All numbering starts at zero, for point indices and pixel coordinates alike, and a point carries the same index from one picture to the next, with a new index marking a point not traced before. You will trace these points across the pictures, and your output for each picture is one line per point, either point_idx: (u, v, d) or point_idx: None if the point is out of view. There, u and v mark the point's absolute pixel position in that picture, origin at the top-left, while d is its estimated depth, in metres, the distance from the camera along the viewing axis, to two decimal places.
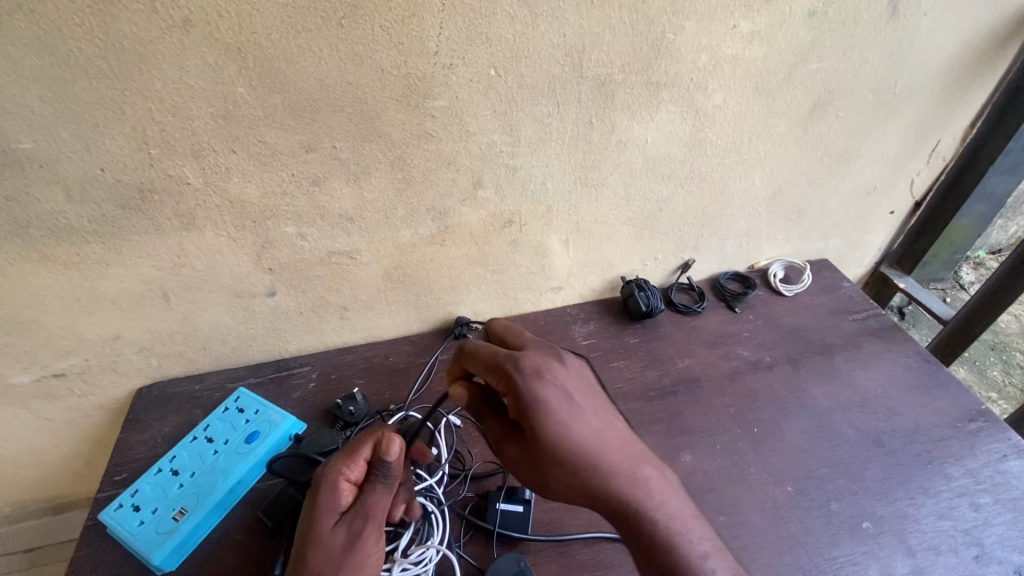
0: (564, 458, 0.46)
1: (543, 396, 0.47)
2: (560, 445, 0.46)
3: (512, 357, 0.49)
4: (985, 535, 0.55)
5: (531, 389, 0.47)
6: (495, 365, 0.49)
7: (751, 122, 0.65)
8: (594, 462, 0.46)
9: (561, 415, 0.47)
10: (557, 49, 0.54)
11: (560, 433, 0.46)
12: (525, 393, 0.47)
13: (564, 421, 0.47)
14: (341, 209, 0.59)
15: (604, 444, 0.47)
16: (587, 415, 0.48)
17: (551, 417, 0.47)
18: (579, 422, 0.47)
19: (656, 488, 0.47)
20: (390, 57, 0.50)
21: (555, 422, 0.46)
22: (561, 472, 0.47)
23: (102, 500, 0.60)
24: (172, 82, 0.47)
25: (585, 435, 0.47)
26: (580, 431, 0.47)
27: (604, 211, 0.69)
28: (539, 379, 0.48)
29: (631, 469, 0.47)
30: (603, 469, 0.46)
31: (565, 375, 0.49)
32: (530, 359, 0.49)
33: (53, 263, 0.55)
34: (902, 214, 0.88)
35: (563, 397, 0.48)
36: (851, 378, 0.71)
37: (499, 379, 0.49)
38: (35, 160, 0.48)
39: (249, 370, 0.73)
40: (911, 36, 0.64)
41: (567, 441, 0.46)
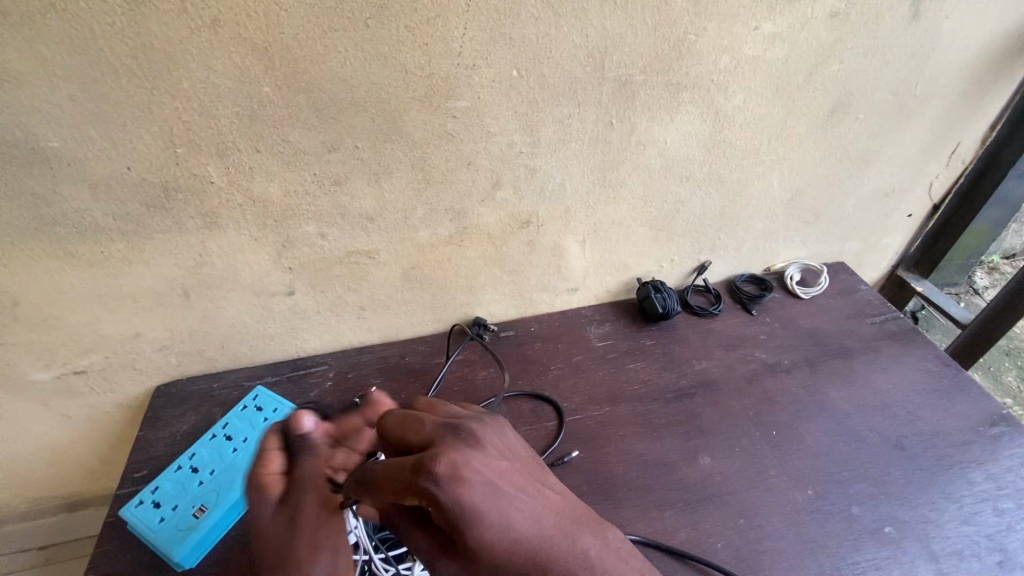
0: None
1: (467, 506, 0.36)
2: (502, 556, 0.35)
3: (419, 464, 0.37)
4: (1008, 541, 0.55)
5: (453, 506, 0.36)
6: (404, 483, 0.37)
7: (771, 123, 0.65)
8: (543, 574, 0.36)
9: (495, 513, 0.36)
10: (580, 49, 0.54)
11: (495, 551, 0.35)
12: (444, 502, 0.36)
13: (497, 530, 0.36)
14: (362, 209, 0.60)
15: (555, 529, 0.38)
16: (520, 516, 0.37)
17: (483, 521, 0.36)
18: (514, 526, 0.36)
19: (623, 566, 0.38)
20: (414, 57, 0.50)
21: (485, 535, 0.35)
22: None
23: (122, 496, 0.60)
24: (200, 82, 0.48)
25: (529, 537, 0.37)
26: (521, 533, 0.36)
27: (622, 212, 0.69)
28: (459, 481, 0.36)
29: (591, 557, 0.38)
30: (558, 574, 0.36)
31: (482, 463, 0.38)
32: (443, 452, 0.38)
33: (77, 260, 0.55)
34: (919, 217, 0.87)
35: (489, 492, 0.37)
36: (870, 382, 0.70)
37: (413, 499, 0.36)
38: (63, 158, 0.49)
39: (267, 368, 0.73)
40: (932, 38, 0.64)
41: (506, 545, 0.36)
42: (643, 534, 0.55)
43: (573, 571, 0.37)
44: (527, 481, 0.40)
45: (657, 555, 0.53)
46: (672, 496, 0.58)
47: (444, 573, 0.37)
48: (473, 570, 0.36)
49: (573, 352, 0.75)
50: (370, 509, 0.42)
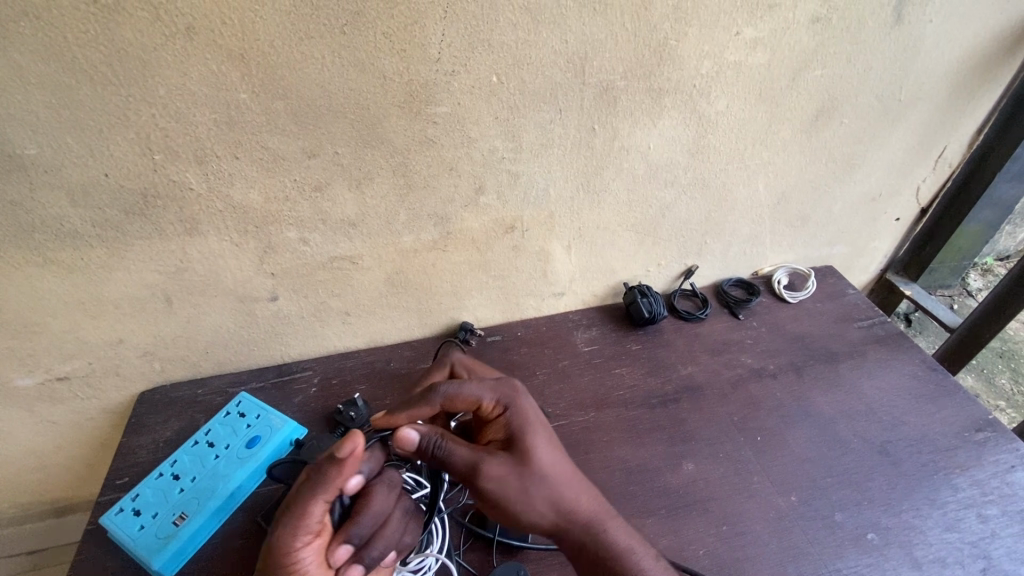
0: (549, 481, 0.46)
1: (531, 415, 0.49)
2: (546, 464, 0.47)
3: (501, 382, 0.50)
4: (992, 547, 0.55)
5: (526, 414, 0.48)
6: (489, 389, 0.49)
7: (756, 127, 0.65)
8: (570, 484, 0.47)
9: (545, 431, 0.49)
10: (560, 55, 0.54)
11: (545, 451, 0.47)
12: (519, 409, 0.48)
13: (549, 442, 0.48)
14: (343, 214, 0.59)
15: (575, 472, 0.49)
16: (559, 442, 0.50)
17: (538, 433, 0.48)
18: (557, 442, 0.49)
19: (609, 508, 0.49)
20: (392, 63, 0.50)
21: (543, 440, 0.48)
22: (546, 495, 0.46)
23: (103, 504, 0.60)
24: (176, 88, 0.47)
25: (560, 462, 0.48)
26: (558, 452, 0.48)
27: (607, 217, 0.69)
28: (528, 396, 0.50)
29: (592, 493, 0.49)
30: (579, 493, 0.47)
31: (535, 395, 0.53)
32: (511, 383, 0.50)
33: (57, 267, 0.55)
34: (908, 220, 0.87)
35: (543, 418, 0.50)
36: (856, 387, 0.70)
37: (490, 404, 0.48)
38: (40, 166, 0.48)
39: (251, 374, 0.73)
40: (916, 42, 0.64)
41: (549, 460, 0.47)
42: None
43: (586, 495, 0.48)
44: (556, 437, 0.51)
45: None
46: (655, 502, 0.58)
47: (495, 468, 0.45)
48: (526, 466, 0.46)
49: (559, 357, 0.75)
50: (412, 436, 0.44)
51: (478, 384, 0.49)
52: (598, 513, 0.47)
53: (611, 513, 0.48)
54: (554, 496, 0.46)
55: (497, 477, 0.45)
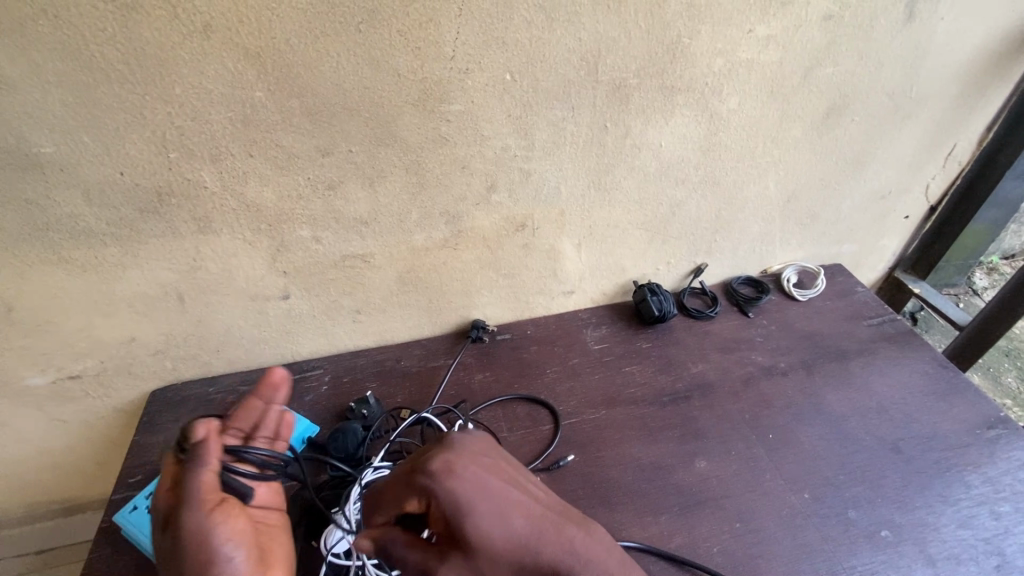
0: (504, 561, 0.40)
1: (458, 494, 0.42)
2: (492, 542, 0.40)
3: (416, 470, 0.44)
4: (1006, 544, 0.54)
5: (446, 501, 0.41)
6: (409, 486, 0.44)
7: (766, 125, 0.65)
8: (528, 548, 0.40)
9: (481, 500, 0.42)
10: (573, 53, 0.54)
11: (485, 532, 0.40)
12: (442, 493, 0.42)
13: (484, 519, 0.41)
14: (356, 213, 0.60)
15: (542, 526, 0.41)
16: (508, 495, 0.43)
17: (473, 509, 0.41)
18: (496, 509, 0.41)
19: (608, 551, 0.41)
20: (407, 61, 0.50)
21: (476, 521, 0.41)
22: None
23: (117, 501, 0.60)
24: (192, 87, 0.48)
25: (517, 525, 0.41)
26: (500, 523, 0.41)
27: (617, 215, 0.69)
28: (450, 475, 0.43)
29: (566, 541, 0.41)
30: (541, 554, 0.40)
31: (466, 459, 0.44)
32: (429, 459, 0.44)
33: (72, 265, 0.55)
34: (917, 218, 0.87)
35: (478, 483, 0.43)
36: (866, 384, 0.70)
37: (416, 494, 0.43)
38: (56, 164, 0.49)
39: (262, 373, 0.73)
40: (928, 40, 0.64)
41: (494, 535, 0.40)
42: (639, 538, 0.55)
43: (555, 552, 0.40)
44: (516, 483, 0.45)
45: (652, 560, 0.53)
46: (668, 500, 0.58)
47: (444, 572, 0.40)
48: (469, 559, 0.40)
49: (569, 355, 0.75)
50: (363, 542, 0.43)
51: (397, 480, 0.45)
52: (578, 567, 0.40)
53: (601, 561, 0.40)
54: (517, 570, 0.40)
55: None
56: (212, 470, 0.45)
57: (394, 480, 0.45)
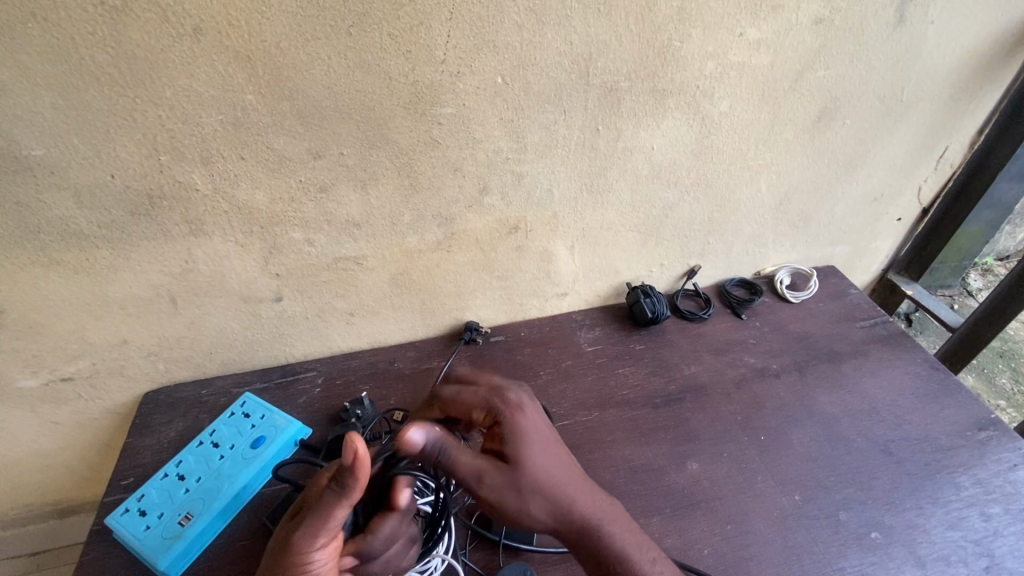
0: (547, 495, 0.44)
1: (528, 427, 0.46)
2: (543, 477, 0.44)
3: (495, 390, 0.49)
4: (995, 546, 0.55)
5: (517, 425, 0.46)
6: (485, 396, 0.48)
7: (758, 128, 0.65)
8: (570, 497, 0.45)
9: (542, 442, 0.46)
10: (564, 56, 0.54)
11: (541, 460, 0.45)
12: (515, 420, 0.46)
13: (543, 452, 0.46)
14: (349, 215, 0.60)
15: (581, 484, 0.47)
16: (560, 450, 0.48)
17: (535, 443, 0.46)
18: (554, 450, 0.47)
19: (624, 523, 0.46)
20: (397, 65, 0.50)
21: (537, 454, 0.45)
22: (542, 503, 0.44)
23: (108, 504, 0.60)
24: (182, 90, 0.48)
25: (563, 473, 0.46)
26: (554, 460, 0.46)
27: (610, 217, 0.69)
28: (523, 411, 0.47)
29: (596, 503, 0.46)
30: (575, 503, 0.45)
31: (533, 406, 0.50)
32: (506, 391, 0.49)
33: (63, 268, 0.55)
34: (909, 220, 0.88)
35: (542, 425, 0.48)
36: (858, 386, 0.71)
37: (484, 412, 0.47)
38: (46, 167, 0.49)
39: (256, 374, 0.73)
40: (918, 43, 0.64)
41: (546, 471, 0.45)
42: None
43: (588, 503, 0.45)
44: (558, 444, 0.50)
45: None
46: (659, 502, 0.58)
47: (496, 481, 0.43)
48: (522, 475, 0.44)
49: (563, 357, 0.75)
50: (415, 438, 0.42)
51: (477, 388, 0.49)
52: (603, 523, 0.45)
53: (619, 519, 0.46)
54: (554, 511, 0.44)
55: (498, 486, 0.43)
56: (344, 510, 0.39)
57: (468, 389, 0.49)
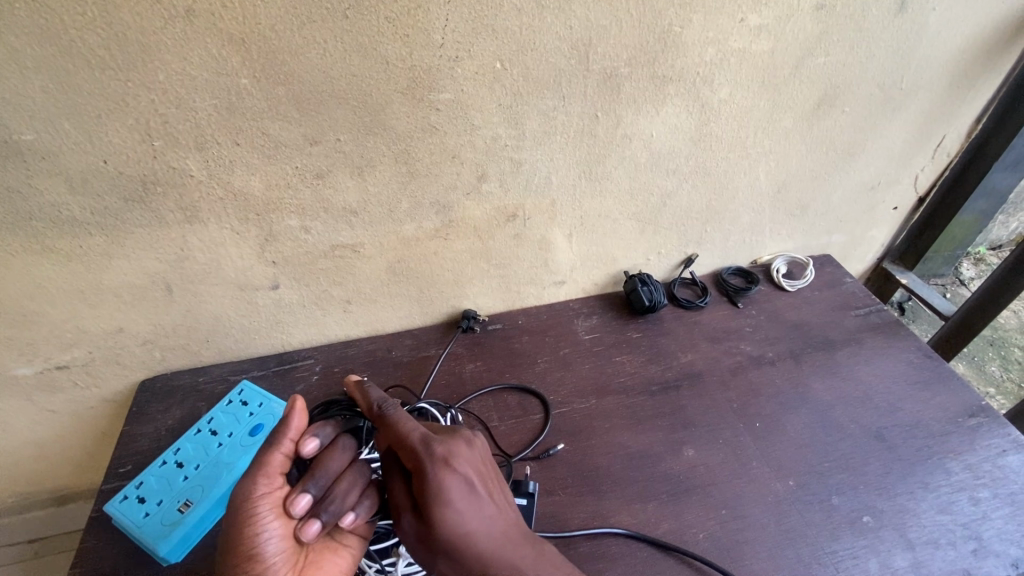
0: (456, 553, 0.43)
1: (441, 487, 0.43)
2: (453, 537, 0.43)
3: (426, 436, 0.45)
4: (983, 529, 0.56)
5: (435, 483, 0.43)
6: (414, 440, 0.45)
7: (757, 116, 0.65)
8: (482, 560, 0.43)
9: (458, 503, 0.43)
10: (564, 41, 0.53)
11: (455, 521, 0.43)
12: (426, 479, 0.43)
13: (461, 512, 0.43)
14: (345, 202, 0.59)
15: (502, 542, 0.44)
16: (484, 507, 0.45)
17: (448, 505, 0.43)
18: (474, 508, 0.44)
19: None
20: (395, 49, 0.50)
21: (446, 514, 0.43)
22: (452, 560, 0.43)
23: (106, 491, 0.60)
24: (175, 73, 0.47)
25: (479, 532, 0.44)
26: (474, 519, 0.44)
27: (608, 205, 0.69)
28: (442, 469, 0.44)
29: (516, 563, 0.43)
30: (488, 565, 0.43)
31: (468, 457, 0.46)
32: (434, 439, 0.45)
33: (56, 255, 0.55)
34: (905, 209, 0.88)
35: (466, 484, 0.44)
36: (852, 373, 0.71)
37: (407, 460, 0.44)
38: (37, 152, 0.48)
39: (253, 362, 0.73)
40: (919, 31, 0.64)
41: (456, 532, 0.43)
42: (626, 525, 0.55)
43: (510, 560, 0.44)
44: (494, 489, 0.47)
45: (639, 546, 0.54)
46: (656, 487, 0.59)
47: (408, 526, 0.44)
48: (431, 534, 0.43)
49: (560, 346, 0.75)
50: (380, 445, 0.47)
51: (408, 430, 0.45)
52: None
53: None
54: (464, 570, 0.43)
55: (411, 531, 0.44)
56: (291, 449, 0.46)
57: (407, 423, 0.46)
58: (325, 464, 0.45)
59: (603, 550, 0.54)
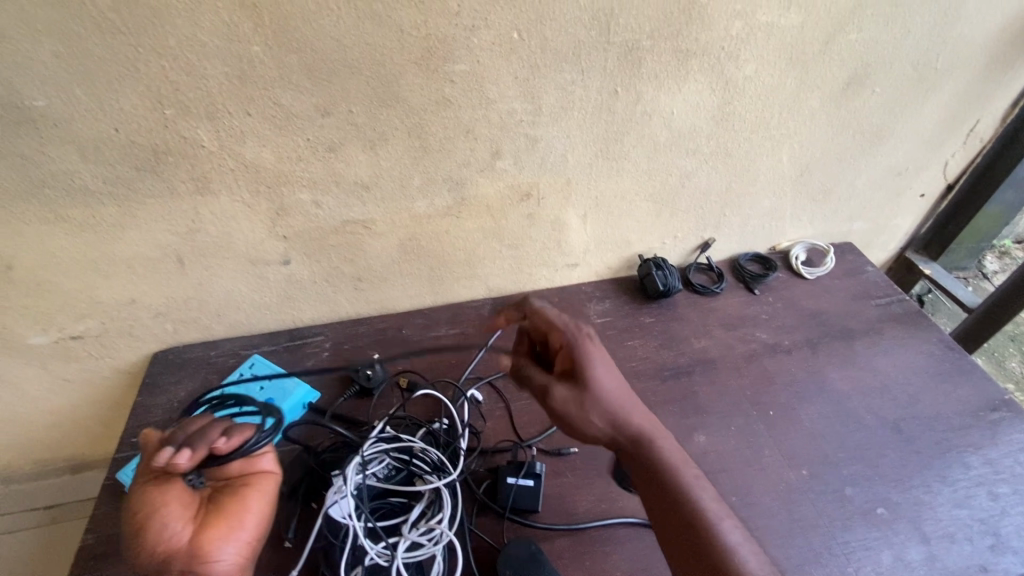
0: (604, 402, 0.50)
1: (591, 352, 0.51)
2: (602, 393, 0.50)
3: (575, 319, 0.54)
4: (1001, 525, 0.55)
5: (584, 344, 0.51)
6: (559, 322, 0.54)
7: (783, 95, 0.63)
8: (625, 414, 0.50)
9: (607, 368, 0.51)
10: (584, 11, 0.51)
11: (603, 386, 0.50)
12: (580, 345, 0.51)
13: (607, 377, 0.51)
14: (357, 176, 0.58)
15: (637, 410, 0.51)
16: (621, 379, 0.52)
17: (598, 368, 0.51)
18: (616, 375, 0.52)
19: (681, 454, 0.50)
20: (409, 16, 0.48)
21: (597, 373, 0.50)
22: (600, 411, 0.50)
23: (119, 460, 0.61)
24: (187, 39, 0.46)
25: (624, 399, 0.51)
26: (615, 386, 0.51)
27: (625, 185, 0.67)
28: (592, 339, 0.52)
29: (651, 426, 0.51)
30: (630, 417, 0.50)
31: (607, 345, 0.54)
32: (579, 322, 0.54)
33: (68, 224, 0.54)
34: (933, 196, 0.85)
35: (605, 357, 0.52)
36: (871, 364, 0.70)
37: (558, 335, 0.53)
38: (49, 119, 0.47)
39: (264, 338, 0.73)
40: (959, 5, 0.61)
41: (608, 390, 0.50)
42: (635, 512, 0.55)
43: (643, 421, 0.50)
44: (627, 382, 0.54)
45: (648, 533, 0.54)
46: None
47: (557, 394, 0.51)
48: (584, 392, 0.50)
49: None
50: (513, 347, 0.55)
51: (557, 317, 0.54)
52: (657, 441, 0.50)
53: (671, 449, 0.50)
54: (611, 419, 0.50)
55: (561, 399, 0.50)
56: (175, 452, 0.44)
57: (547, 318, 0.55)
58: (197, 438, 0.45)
59: (611, 534, 0.54)
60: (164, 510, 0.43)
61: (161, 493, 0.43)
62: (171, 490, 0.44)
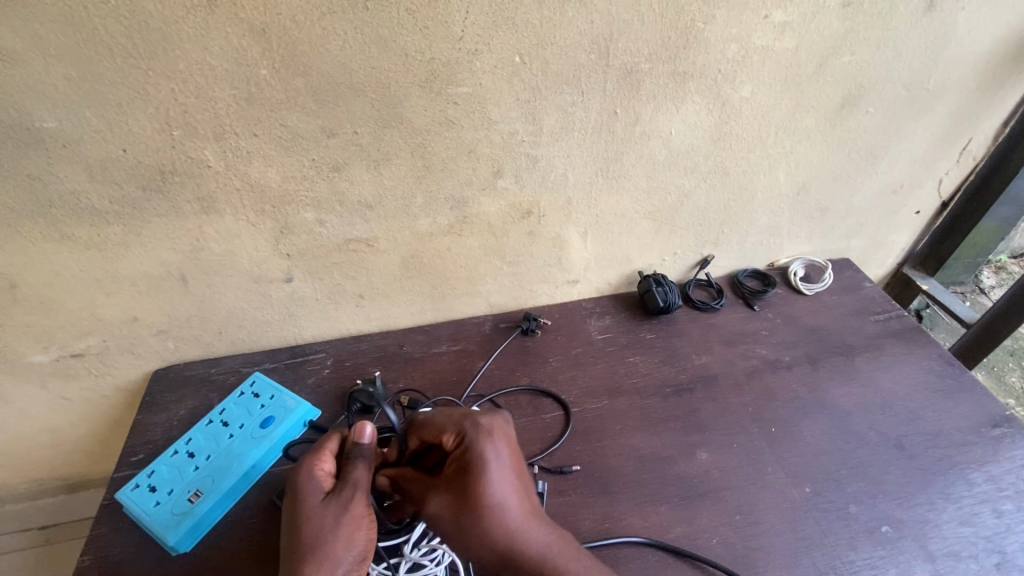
0: (484, 519, 0.45)
1: (478, 454, 0.47)
2: (484, 513, 0.45)
3: (463, 415, 0.50)
4: (1007, 543, 0.54)
5: (469, 446, 0.47)
6: (452, 420, 0.49)
7: (778, 115, 0.64)
8: (515, 536, 0.44)
9: (494, 472, 0.46)
10: (584, 36, 0.52)
11: (478, 508, 0.45)
12: (469, 448, 0.47)
13: (489, 489, 0.45)
14: (360, 195, 0.59)
15: (526, 521, 0.45)
16: (514, 483, 0.47)
17: (485, 477, 0.46)
18: (503, 485, 0.46)
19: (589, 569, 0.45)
20: (414, 41, 0.49)
21: (482, 485, 0.45)
22: (480, 535, 0.45)
23: (118, 480, 0.61)
24: (196, 63, 0.47)
25: (509, 518, 0.45)
26: (498, 506, 0.45)
27: (625, 203, 0.68)
28: (487, 437, 0.48)
29: (546, 546, 0.45)
30: (520, 537, 0.44)
31: (495, 451, 0.47)
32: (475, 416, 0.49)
33: (74, 243, 0.55)
34: (927, 214, 0.86)
35: (496, 462, 0.47)
36: (871, 380, 0.70)
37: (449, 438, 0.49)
38: (59, 140, 0.48)
39: (265, 355, 0.73)
40: (948, 28, 0.62)
41: (489, 508, 0.45)
42: (640, 531, 0.54)
43: (540, 548, 0.44)
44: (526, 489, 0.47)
45: (653, 553, 0.53)
46: (668, 491, 0.58)
47: (432, 508, 0.46)
48: (461, 511, 0.45)
49: (572, 345, 0.74)
50: (364, 429, 0.49)
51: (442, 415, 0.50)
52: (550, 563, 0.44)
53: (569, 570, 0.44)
54: (493, 544, 0.44)
55: (436, 513, 0.46)
56: (359, 465, 0.47)
57: (442, 412, 0.50)
58: (359, 451, 0.48)
59: (616, 553, 0.53)
60: (324, 522, 0.44)
61: (334, 494, 0.46)
62: (335, 506, 0.45)
